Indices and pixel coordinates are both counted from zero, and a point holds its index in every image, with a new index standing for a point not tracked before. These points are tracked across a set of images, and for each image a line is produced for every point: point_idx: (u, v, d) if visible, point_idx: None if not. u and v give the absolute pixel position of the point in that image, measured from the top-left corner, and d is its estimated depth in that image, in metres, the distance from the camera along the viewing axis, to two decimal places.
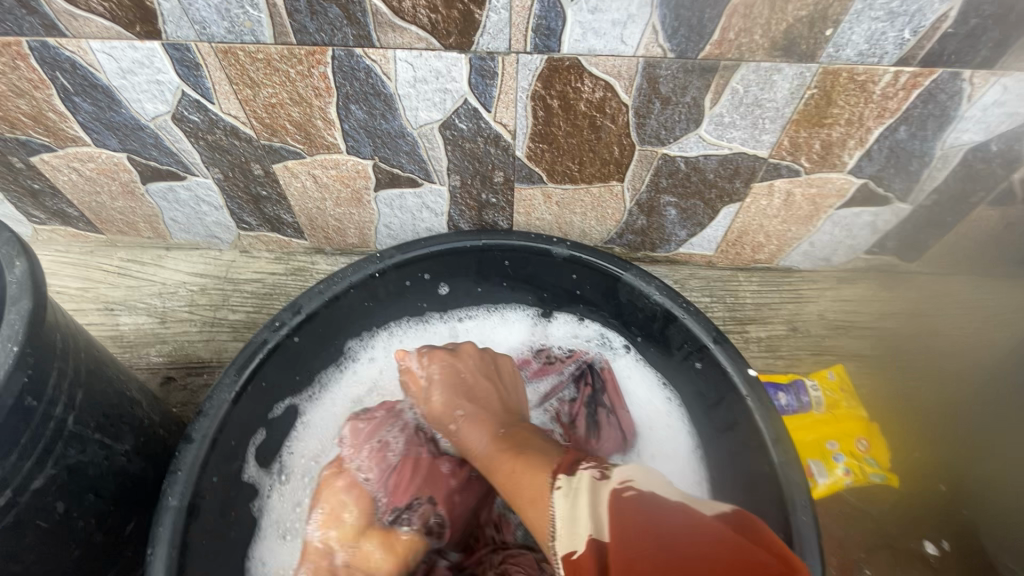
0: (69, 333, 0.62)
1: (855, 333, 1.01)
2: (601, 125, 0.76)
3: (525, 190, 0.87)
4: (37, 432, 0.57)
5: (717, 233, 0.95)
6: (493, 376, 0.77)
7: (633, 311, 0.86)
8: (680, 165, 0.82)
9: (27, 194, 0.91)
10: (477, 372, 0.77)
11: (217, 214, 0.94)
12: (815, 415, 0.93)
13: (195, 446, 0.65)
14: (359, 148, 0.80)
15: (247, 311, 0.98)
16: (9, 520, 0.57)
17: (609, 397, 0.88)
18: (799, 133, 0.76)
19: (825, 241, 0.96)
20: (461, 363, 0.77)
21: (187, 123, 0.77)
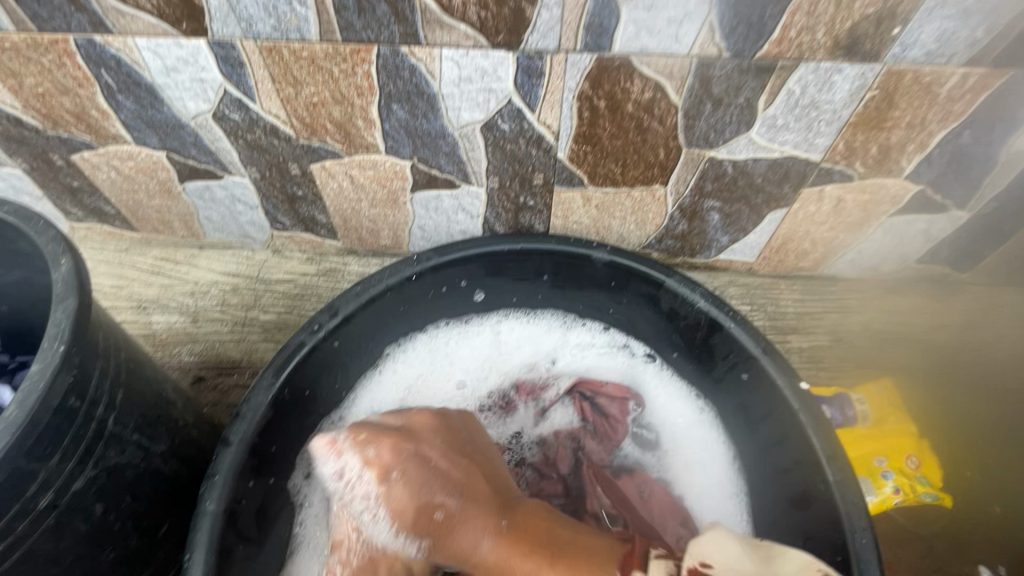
0: (110, 332, 0.62)
1: (905, 345, 0.97)
2: (648, 127, 0.73)
3: (564, 193, 0.85)
4: (79, 433, 0.56)
5: (760, 239, 0.92)
6: (467, 451, 0.67)
7: (675, 319, 0.83)
8: (727, 169, 0.79)
9: (66, 192, 0.91)
10: (443, 452, 0.65)
11: (252, 214, 0.94)
12: (860, 429, 0.90)
13: (232, 449, 0.64)
14: (399, 148, 0.79)
15: (278, 311, 0.97)
16: (50, 522, 0.56)
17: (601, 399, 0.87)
18: (856, 137, 0.73)
19: (873, 248, 0.93)
20: (423, 444, 0.65)
21: (228, 122, 0.76)
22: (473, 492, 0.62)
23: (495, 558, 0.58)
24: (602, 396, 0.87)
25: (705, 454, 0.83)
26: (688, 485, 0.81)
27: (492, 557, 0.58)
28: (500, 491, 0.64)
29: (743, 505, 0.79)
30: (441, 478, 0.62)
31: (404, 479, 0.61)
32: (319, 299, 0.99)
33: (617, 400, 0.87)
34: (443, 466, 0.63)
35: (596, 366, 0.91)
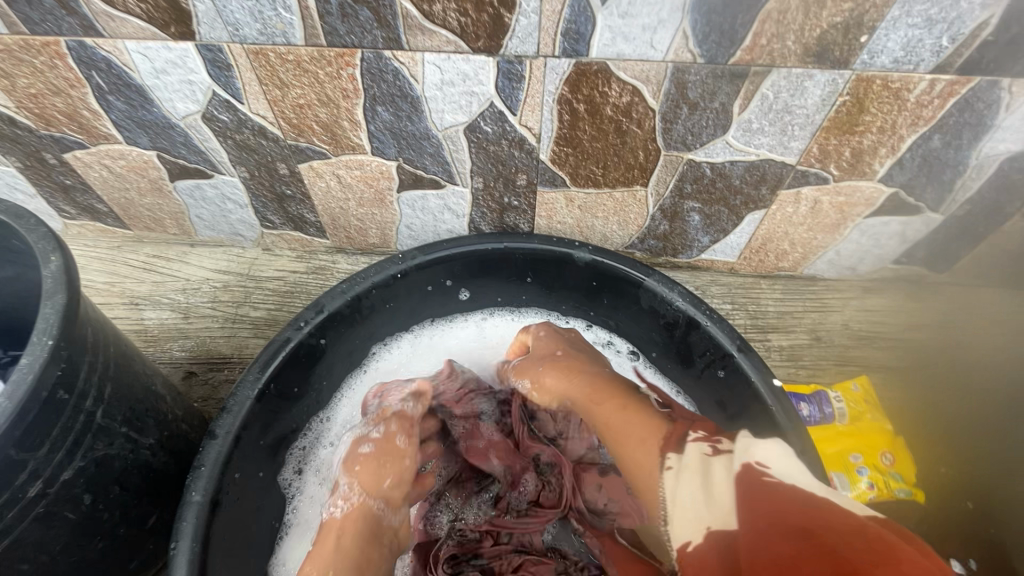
0: (99, 327, 0.63)
1: (881, 344, 0.99)
2: (626, 129, 0.75)
3: (548, 194, 0.87)
4: (68, 424, 0.57)
5: (741, 240, 0.94)
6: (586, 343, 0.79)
7: (654, 317, 0.85)
8: (705, 171, 0.81)
9: (59, 190, 0.93)
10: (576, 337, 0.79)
11: (242, 212, 0.95)
12: (838, 426, 0.91)
13: (218, 442, 0.66)
14: (384, 149, 0.81)
15: (268, 308, 0.99)
16: (39, 511, 0.57)
17: None
18: (829, 140, 0.75)
19: (851, 250, 0.95)
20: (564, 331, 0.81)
21: (216, 122, 0.78)
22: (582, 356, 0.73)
23: (579, 394, 0.66)
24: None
25: None
26: None
27: (565, 390, 0.69)
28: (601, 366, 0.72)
29: None
30: (566, 340, 0.78)
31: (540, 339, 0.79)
32: (308, 296, 1.01)
33: None
34: (572, 340, 0.78)
35: None
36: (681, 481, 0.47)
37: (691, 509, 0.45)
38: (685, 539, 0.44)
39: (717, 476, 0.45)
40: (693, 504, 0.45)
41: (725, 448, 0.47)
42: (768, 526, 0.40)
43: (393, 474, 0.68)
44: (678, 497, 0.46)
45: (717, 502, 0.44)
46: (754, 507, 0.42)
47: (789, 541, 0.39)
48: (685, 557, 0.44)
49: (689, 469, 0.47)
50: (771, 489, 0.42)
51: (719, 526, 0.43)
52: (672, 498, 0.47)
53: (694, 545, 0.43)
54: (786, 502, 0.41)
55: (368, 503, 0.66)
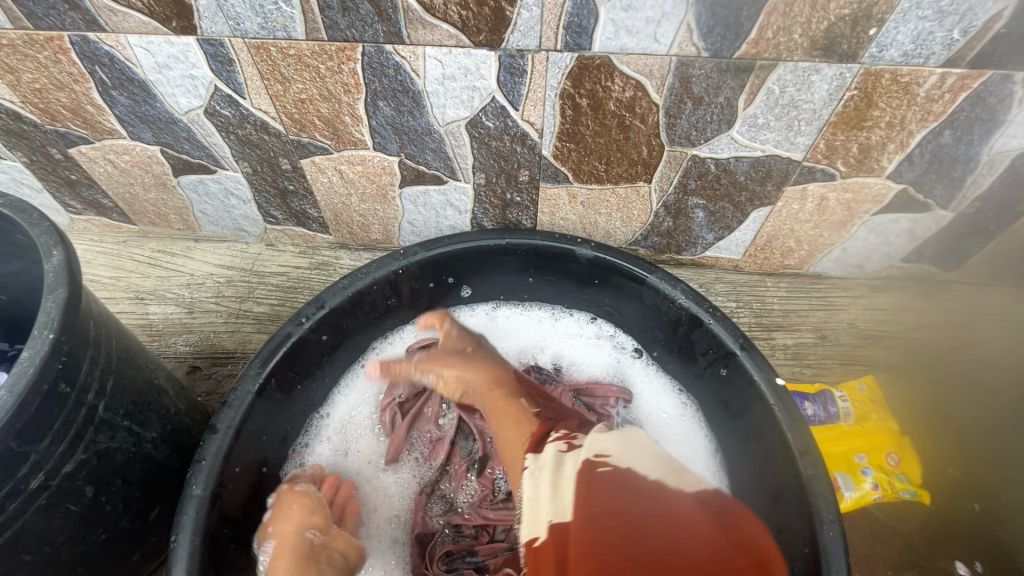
0: (100, 321, 0.64)
1: (888, 343, 0.98)
2: (630, 124, 0.74)
3: (550, 189, 0.86)
4: (69, 417, 0.58)
5: (746, 237, 0.93)
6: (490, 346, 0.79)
7: (657, 314, 0.85)
8: (710, 167, 0.80)
9: (65, 184, 0.94)
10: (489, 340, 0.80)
11: (245, 207, 0.96)
12: (842, 426, 0.91)
13: (219, 436, 0.66)
14: (386, 145, 0.80)
15: (271, 303, 0.99)
16: (42, 503, 0.58)
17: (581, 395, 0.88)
18: (836, 136, 0.73)
19: (858, 247, 0.93)
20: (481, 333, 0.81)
21: (219, 117, 0.78)
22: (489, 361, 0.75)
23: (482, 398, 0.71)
24: (585, 395, 0.88)
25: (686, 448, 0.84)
26: None
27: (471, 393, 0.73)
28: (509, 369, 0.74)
29: None
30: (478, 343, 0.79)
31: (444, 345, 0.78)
32: (311, 292, 1.01)
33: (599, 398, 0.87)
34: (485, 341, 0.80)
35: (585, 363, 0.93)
36: (539, 479, 0.52)
37: (541, 502, 0.51)
38: (532, 536, 0.50)
39: (565, 474, 0.51)
40: (542, 498, 0.51)
41: (577, 445, 0.54)
42: (596, 521, 0.48)
43: (305, 504, 0.70)
44: (532, 500, 0.51)
45: (561, 498, 0.50)
46: (592, 505, 0.49)
47: (612, 535, 0.46)
48: (529, 552, 0.50)
49: (541, 469, 0.53)
50: (604, 479, 0.50)
51: (559, 520, 0.49)
52: (529, 497, 0.52)
53: (541, 539, 0.49)
54: (621, 506, 0.48)
55: (302, 532, 0.67)
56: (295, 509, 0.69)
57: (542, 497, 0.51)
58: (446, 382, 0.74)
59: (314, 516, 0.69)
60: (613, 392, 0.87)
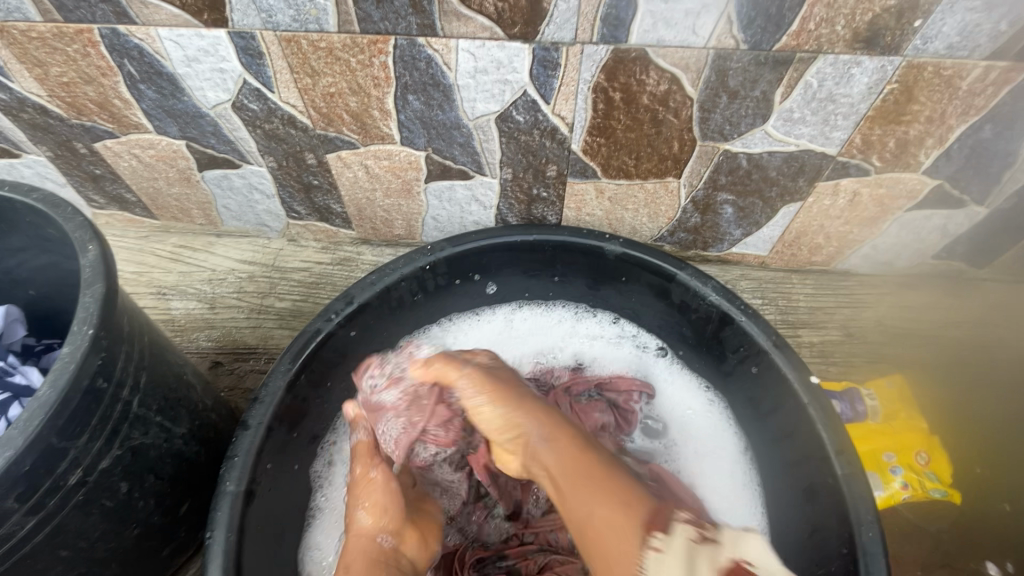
0: (133, 316, 0.63)
1: (917, 341, 0.97)
2: (662, 119, 0.73)
3: (577, 185, 0.85)
4: (106, 413, 0.57)
5: (774, 233, 0.92)
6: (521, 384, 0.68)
7: (685, 312, 0.84)
8: (742, 162, 0.79)
9: (89, 179, 0.93)
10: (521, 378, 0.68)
11: (268, 202, 0.95)
12: (871, 424, 0.89)
13: (251, 433, 0.66)
14: (414, 139, 0.80)
15: (293, 299, 0.99)
16: (79, 499, 0.58)
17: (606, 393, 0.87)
18: (873, 130, 0.72)
19: (888, 244, 0.92)
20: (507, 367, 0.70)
21: (246, 111, 0.77)
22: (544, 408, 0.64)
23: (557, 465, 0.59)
24: (608, 391, 0.87)
25: (714, 446, 0.84)
26: (699, 475, 0.82)
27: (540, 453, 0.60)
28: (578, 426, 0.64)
29: (756, 496, 0.79)
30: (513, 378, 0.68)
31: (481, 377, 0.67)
32: (333, 287, 1.00)
33: (623, 394, 0.87)
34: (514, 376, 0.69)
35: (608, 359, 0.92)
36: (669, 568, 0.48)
37: None
38: None
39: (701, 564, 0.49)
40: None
41: (712, 538, 0.51)
42: None
43: (380, 502, 0.67)
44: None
45: None
46: None
47: None
48: None
49: (671, 554, 0.49)
50: None
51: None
52: None
53: None
54: None
55: (374, 538, 0.65)
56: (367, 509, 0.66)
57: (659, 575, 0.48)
58: (511, 430, 0.62)
59: (387, 517, 0.67)
60: (637, 386, 0.87)
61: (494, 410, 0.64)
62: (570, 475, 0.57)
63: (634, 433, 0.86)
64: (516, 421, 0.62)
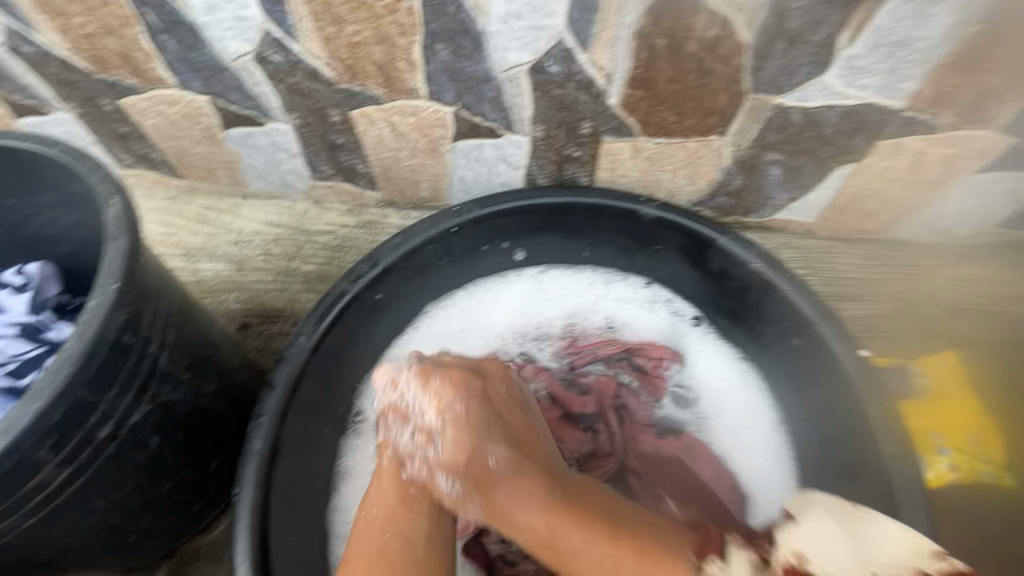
0: (159, 274, 0.63)
1: (974, 317, 0.91)
2: (709, 68, 0.67)
3: (613, 144, 0.81)
4: (135, 368, 0.57)
5: (824, 197, 0.85)
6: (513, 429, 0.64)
7: (724, 280, 0.80)
8: (795, 118, 0.73)
9: (115, 137, 0.93)
10: (506, 401, 0.66)
11: (293, 162, 0.93)
12: (919, 403, 0.83)
13: (277, 392, 0.66)
14: (441, 93, 0.76)
15: (319, 263, 0.99)
16: (111, 452, 0.58)
17: (641, 362, 0.85)
18: (948, 80, 0.65)
19: (951, 210, 0.85)
20: (490, 389, 0.66)
21: (269, 64, 0.74)
22: (525, 444, 0.63)
23: (553, 528, 0.56)
24: (639, 355, 0.85)
25: (747, 418, 0.81)
26: (732, 448, 0.80)
27: (536, 521, 0.57)
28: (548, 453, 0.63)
29: (788, 472, 0.77)
30: (494, 420, 0.64)
31: (467, 410, 0.63)
32: (358, 251, 1.00)
33: (653, 359, 0.85)
34: (502, 408, 0.65)
35: (637, 331, 0.88)
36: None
37: None
38: None
39: None
40: None
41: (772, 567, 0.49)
42: None
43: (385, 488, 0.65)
44: None
45: None
46: None
47: None
48: None
49: None
50: None
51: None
52: None
53: None
54: None
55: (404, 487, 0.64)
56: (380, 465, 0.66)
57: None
58: (495, 512, 0.60)
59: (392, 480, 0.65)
60: (668, 354, 0.84)
61: (459, 425, 0.63)
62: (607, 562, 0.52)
63: (665, 400, 0.83)
64: (501, 462, 0.61)
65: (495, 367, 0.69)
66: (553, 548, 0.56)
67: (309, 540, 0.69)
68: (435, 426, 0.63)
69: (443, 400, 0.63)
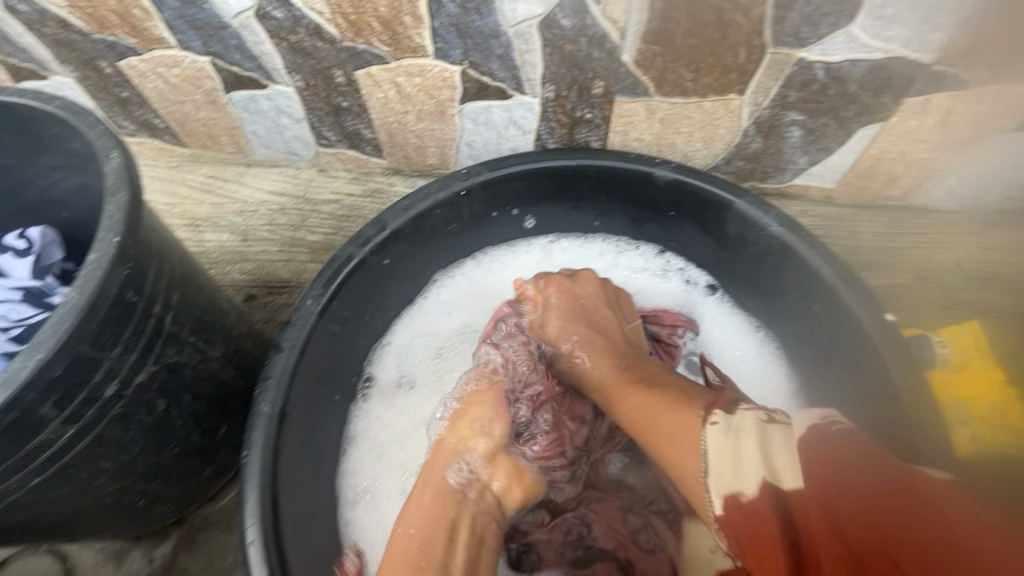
0: (162, 234, 0.61)
1: (997, 286, 0.88)
2: (729, 20, 0.64)
3: (626, 104, 0.78)
4: (139, 327, 0.56)
5: (845, 161, 0.82)
6: (613, 306, 0.78)
7: (741, 246, 0.77)
8: (818, 74, 0.69)
9: (117, 103, 0.91)
10: (596, 299, 0.78)
11: (297, 128, 0.91)
12: (942, 374, 0.81)
13: (284, 355, 0.65)
14: (448, 51, 0.73)
15: (325, 232, 0.98)
16: (118, 412, 0.58)
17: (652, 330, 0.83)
18: (983, 29, 0.61)
19: (979, 174, 0.81)
20: (581, 289, 0.79)
21: (270, 20, 0.72)
22: (604, 332, 0.75)
23: (613, 387, 0.68)
24: (652, 323, 0.83)
25: (761, 389, 0.78)
26: None
27: (609, 376, 0.69)
28: (630, 346, 0.75)
29: None
30: (585, 313, 0.77)
31: (559, 301, 0.78)
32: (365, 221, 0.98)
33: (667, 327, 0.83)
34: (591, 306, 0.78)
35: (651, 302, 0.86)
36: (733, 436, 0.51)
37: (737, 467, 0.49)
38: (734, 492, 0.48)
39: (774, 436, 0.49)
40: (750, 454, 0.49)
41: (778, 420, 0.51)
42: (836, 492, 0.43)
43: (424, 499, 0.63)
44: (735, 454, 0.50)
45: (774, 462, 0.47)
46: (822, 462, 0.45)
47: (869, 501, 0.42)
48: (733, 507, 0.48)
49: (738, 430, 0.51)
50: (839, 451, 0.45)
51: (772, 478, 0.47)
52: (716, 453, 0.51)
53: (746, 497, 0.47)
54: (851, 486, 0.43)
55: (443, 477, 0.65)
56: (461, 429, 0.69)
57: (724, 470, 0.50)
58: (590, 355, 0.72)
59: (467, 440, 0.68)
60: (682, 321, 0.82)
61: (545, 304, 0.79)
62: (645, 408, 0.62)
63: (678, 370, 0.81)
64: (578, 329, 0.75)
65: (589, 276, 0.80)
66: (614, 398, 0.68)
67: (319, 505, 0.68)
68: (537, 318, 0.79)
69: (552, 300, 0.78)
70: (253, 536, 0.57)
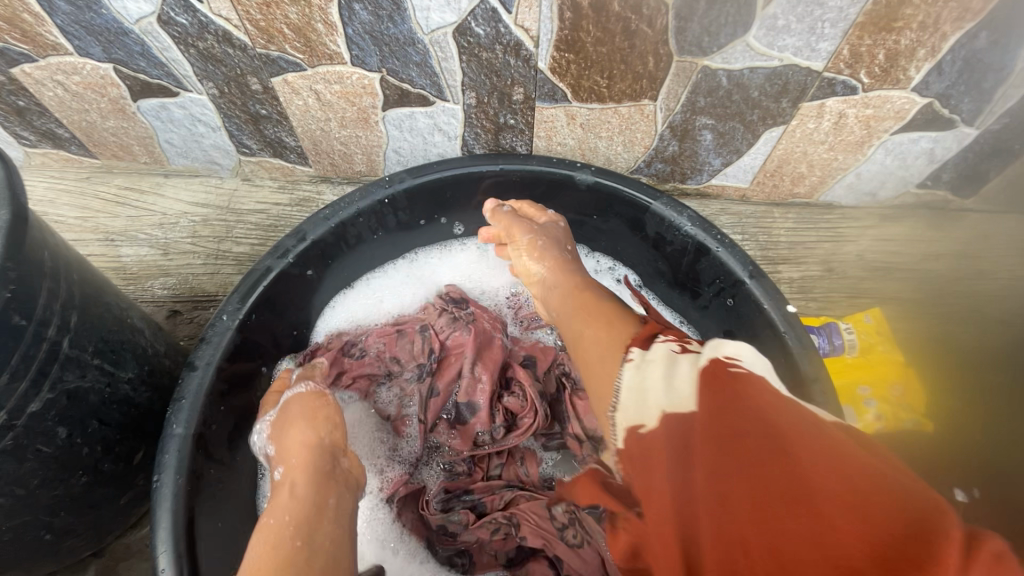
0: (58, 251, 0.58)
1: (896, 275, 0.95)
2: (635, 29, 0.66)
3: (547, 110, 0.80)
4: (29, 352, 0.53)
5: (755, 161, 0.87)
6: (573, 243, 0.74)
7: (660, 244, 0.80)
8: (721, 81, 0.73)
9: (14, 112, 0.85)
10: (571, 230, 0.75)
11: (215, 136, 0.88)
12: (847, 359, 0.88)
13: (199, 374, 0.63)
14: (366, 59, 0.72)
15: (251, 244, 0.93)
16: (8, 443, 0.54)
17: None
18: (862, 40, 0.66)
19: (873, 172, 0.88)
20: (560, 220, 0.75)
21: (174, 26, 0.69)
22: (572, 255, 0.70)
23: (564, 301, 0.63)
24: None
25: None
26: None
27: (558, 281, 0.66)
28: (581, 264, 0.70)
29: None
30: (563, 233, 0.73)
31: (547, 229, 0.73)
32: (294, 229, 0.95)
33: None
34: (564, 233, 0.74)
35: None
36: (645, 371, 0.46)
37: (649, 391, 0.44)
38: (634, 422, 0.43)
39: (683, 366, 0.44)
40: (653, 388, 0.44)
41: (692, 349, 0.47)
42: (723, 405, 0.40)
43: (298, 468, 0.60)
44: (640, 387, 0.45)
45: (678, 391, 0.42)
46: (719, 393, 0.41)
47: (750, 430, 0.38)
48: (631, 442, 0.43)
49: (650, 360, 0.46)
50: (738, 379, 0.41)
51: (675, 410, 0.42)
52: (630, 385, 0.46)
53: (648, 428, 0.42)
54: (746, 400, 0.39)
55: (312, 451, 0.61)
56: (313, 423, 0.64)
57: (629, 401, 0.44)
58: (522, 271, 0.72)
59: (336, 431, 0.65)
60: None
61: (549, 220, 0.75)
62: (584, 317, 0.57)
63: None
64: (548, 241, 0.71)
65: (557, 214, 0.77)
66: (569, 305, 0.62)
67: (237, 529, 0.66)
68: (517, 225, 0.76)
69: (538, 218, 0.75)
70: (164, 564, 0.54)
